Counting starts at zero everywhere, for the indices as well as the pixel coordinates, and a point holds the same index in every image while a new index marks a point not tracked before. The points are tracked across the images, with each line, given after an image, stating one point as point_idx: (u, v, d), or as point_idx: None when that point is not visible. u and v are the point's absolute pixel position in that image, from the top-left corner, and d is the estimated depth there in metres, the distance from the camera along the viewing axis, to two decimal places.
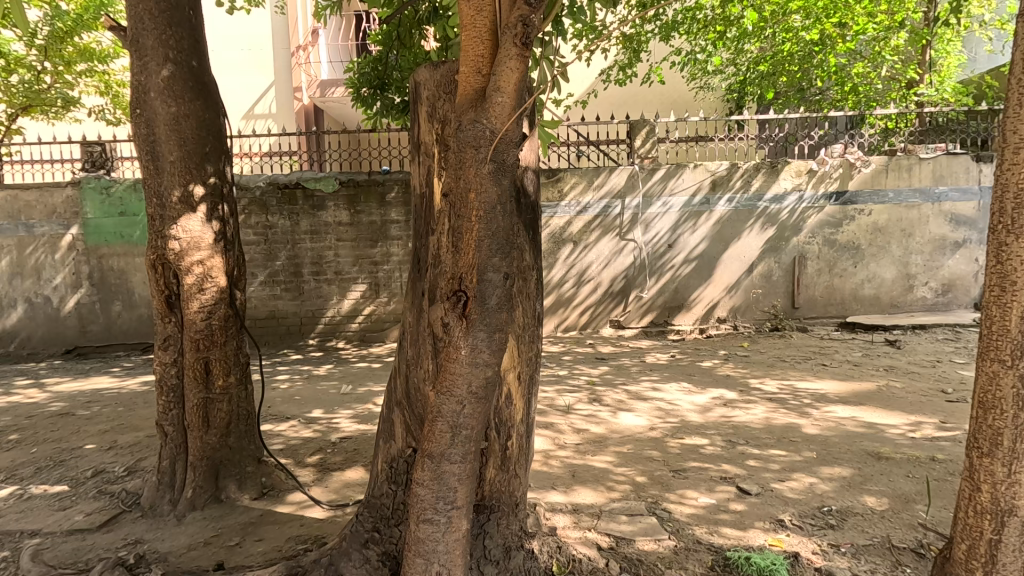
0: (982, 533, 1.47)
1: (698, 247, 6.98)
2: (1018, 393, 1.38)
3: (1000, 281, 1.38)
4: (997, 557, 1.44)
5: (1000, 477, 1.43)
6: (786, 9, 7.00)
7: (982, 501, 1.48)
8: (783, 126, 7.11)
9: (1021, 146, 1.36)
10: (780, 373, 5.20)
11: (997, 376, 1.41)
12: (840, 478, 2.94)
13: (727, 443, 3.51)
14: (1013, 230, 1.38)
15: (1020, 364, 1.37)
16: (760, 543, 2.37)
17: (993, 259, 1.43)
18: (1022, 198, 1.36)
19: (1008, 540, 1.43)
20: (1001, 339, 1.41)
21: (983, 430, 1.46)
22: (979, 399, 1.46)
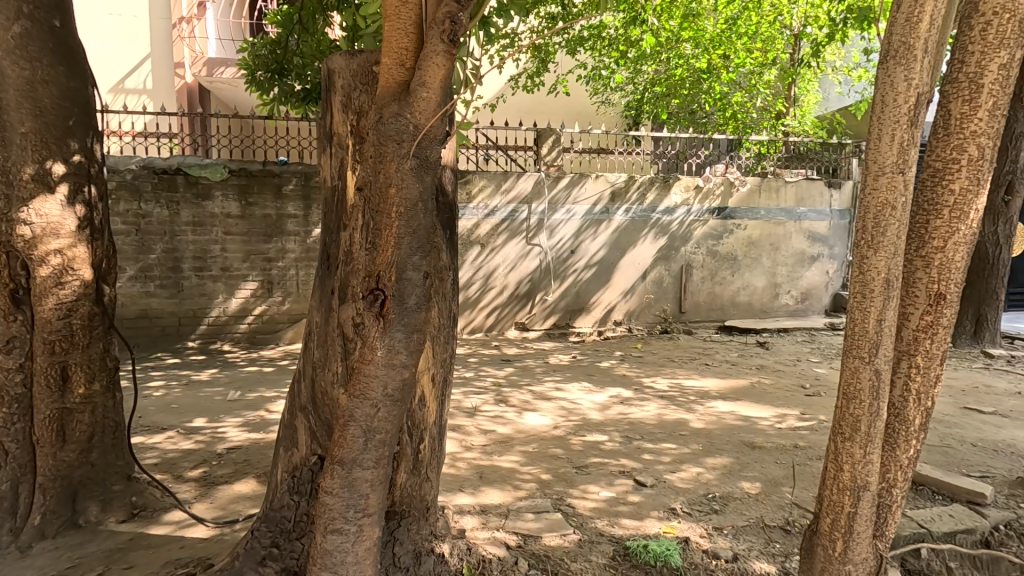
0: (843, 508, 1.53)
1: (598, 253, 7.34)
2: (875, 386, 1.43)
3: (861, 291, 1.40)
4: (854, 528, 1.51)
5: (858, 458, 1.49)
6: (678, 38, 7.51)
7: (843, 479, 1.53)
8: (674, 144, 7.71)
9: (882, 175, 1.37)
10: (670, 372, 5.63)
11: (857, 370, 1.45)
12: (721, 467, 3.25)
13: (624, 439, 3.72)
14: (871, 244, 1.40)
15: (876, 360, 1.41)
16: (654, 530, 2.54)
17: (854, 270, 1.44)
18: (882, 219, 1.37)
19: (864, 512, 1.50)
20: (862, 337, 1.44)
21: (843, 418, 1.50)
22: (843, 390, 1.49)
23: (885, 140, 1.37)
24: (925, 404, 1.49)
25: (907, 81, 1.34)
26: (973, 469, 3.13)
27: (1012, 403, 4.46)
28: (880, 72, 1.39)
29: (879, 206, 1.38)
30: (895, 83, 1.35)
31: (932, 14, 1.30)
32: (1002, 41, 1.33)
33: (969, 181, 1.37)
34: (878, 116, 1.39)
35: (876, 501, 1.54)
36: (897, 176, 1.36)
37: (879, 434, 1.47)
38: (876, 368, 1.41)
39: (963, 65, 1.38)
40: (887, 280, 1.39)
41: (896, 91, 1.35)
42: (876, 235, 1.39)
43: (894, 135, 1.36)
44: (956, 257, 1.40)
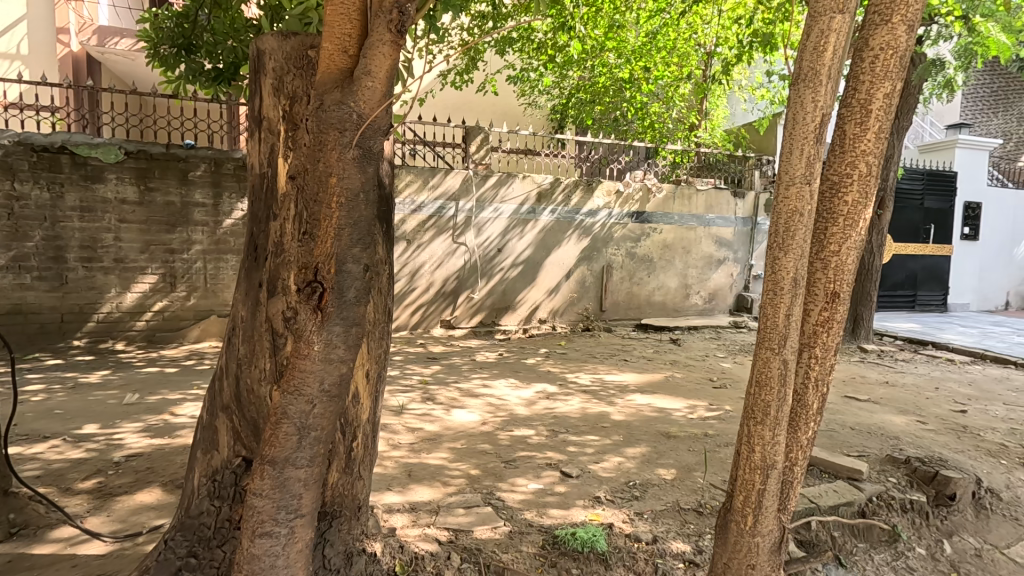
0: (753, 485, 1.65)
1: (525, 253, 7.48)
2: (782, 373, 1.57)
3: (771, 289, 1.53)
4: (762, 503, 1.64)
5: (768, 439, 1.61)
6: (602, 47, 7.77)
7: (754, 458, 1.65)
8: (597, 149, 8.04)
9: (791, 186, 1.51)
10: (591, 367, 5.86)
11: (768, 360, 1.57)
12: (640, 455, 3.45)
13: (550, 432, 3.83)
14: (782, 246, 1.53)
15: (784, 350, 1.54)
16: (581, 518, 2.64)
17: (767, 270, 1.57)
18: (791, 225, 1.50)
19: (771, 488, 1.63)
20: (772, 330, 1.57)
21: (754, 404, 1.62)
22: (756, 378, 1.61)
23: (796, 153, 1.50)
24: (822, 390, 1.64)
25: (812, 103, 1.48)
26: (853, 449, 3.55)
27: (882, 391, 5.10)
28: (791, 93, 1.52)
29: (789, 212, 1.51)
30: (804, 104, 1.49)
31: (834, 46, 1.45)
32: (888, 73, 1.48)
33: (859, 195, 1.53)
34: (790, 132, 1.51)
35: (781, 479, 1.68)
36: (805, 187, 1.49)
37: (784, 418, 1.60)
38: (784, 358, 1.55)
39: (856, 91, 1.52)
40: (794, 279, 1.52)
41: (805, 111, 1.48)
42: (786, 238, 1.52)
43: (802, 150, 1.49)
44: (849, 261, 1.57)
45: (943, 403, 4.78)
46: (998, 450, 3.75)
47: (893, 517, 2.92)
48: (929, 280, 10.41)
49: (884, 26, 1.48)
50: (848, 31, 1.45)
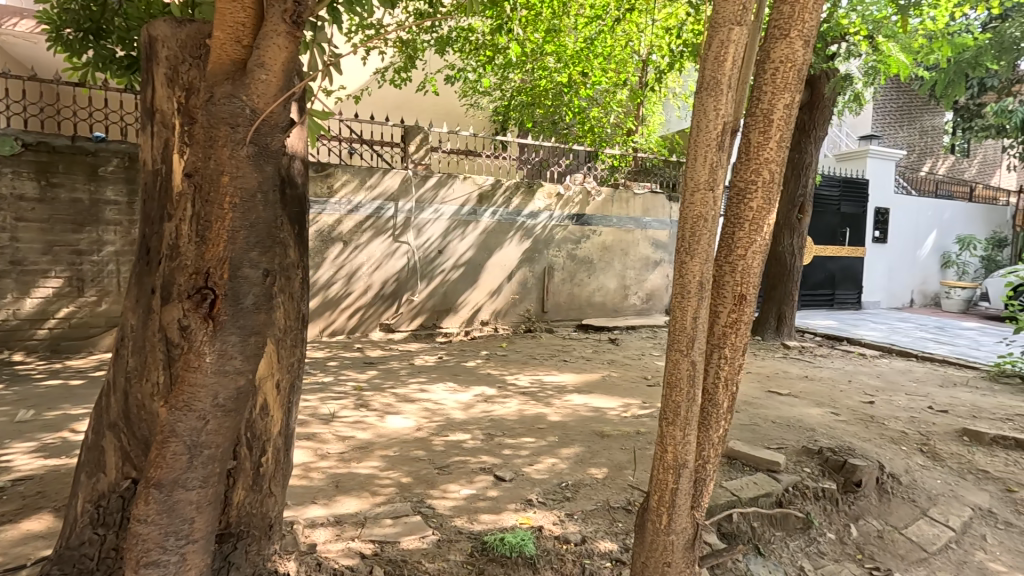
0: (667, 485, 1.68)
1: (466, 254, 7.42)
2: (691, 373, 1.60)
3: (679, 292, 1.57)
4: (675, 501, 1.67)
5: (679, 438, 1.64)
6: (542, 51, 7.87)
7: (667, 458, 1.68)
8: (538, 151, 8.10)
9: (698, 191, 1.54)
10: (531, 369, 5.89)
11: (677, 361, 1.60)
12: (574, 456, 3.48)
13: (486, 436, 3.80)
14: (688, 250, 1.57)
15: (692, 351, 1.58)
16: (511, 523, 2.62)
17: (675, 274, 1.60)
18: (697, 230, 1.54)
19: (683, 486, 1.67)
20: (681, 331, 1.61)
21: (667, 405, 1.65)
22: (667, 379, 1.64)
23: (700, 160, 1.54)
24: (732, 389, 1.69)
25: (715, 111, 1.52)
26: (772, 442, 3.74)
27: (800, 386, 5.42)
28: (696, 101, 1.56)
29: (695, 218, 1.54)
30: (707, 111, 1.53)
31: (733, 57, 1.50)
32: (786, 85, 1.55)
33: (763, 201, 1.60)
34: (694, 139, 1.55)
35: (694, 476, 1.71)
36: (709, 193, 1.54)
37: (695, 417, 1.64)
38: (692, 359, 1.58)
39: (758, 102, 1.59)
40: (700, 282, 1.56)
41: (707, 119, 1.52)
42: (692, 243, 1.56)
43: (705, 157, 1.53)
44: (754, 264, 1.62)
45: (854, 395, 5.14)
46: (900, 437, 4.07)
47: (806, 505, 3.09)
48: (845, 280, 11.19)
49: (782, 41, 1.55)
50: (746, 43, 1.51)
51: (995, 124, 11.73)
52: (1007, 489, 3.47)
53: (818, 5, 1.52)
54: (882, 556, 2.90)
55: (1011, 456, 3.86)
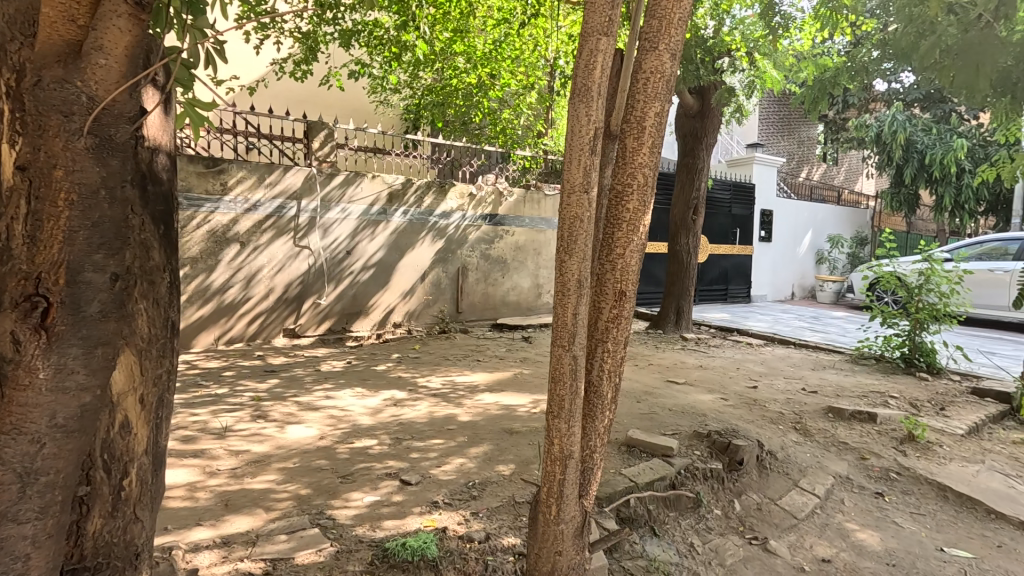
0: (556, 476, 1.74)
1: (376, 255, 7.22)
2: (574, 367, 1.67)
3: (560, 291, 1.62)
4: (563, 492, 1.73)
5: (564, 431, 1.71)
6: (450, 51, 7.85)
7: (555, 450, 1.74)
8: (450, 151, 8.03)
9: (575, 192, 1.60)
10: (443, 370, 5.85)
11: (560, 357, 1.66)
12: (482, 454, 3.50)
13: (393, 440, 3.72)
14: (567, 250, 1.63)
15: (573, 346, 1.65)
16: (415, 526, 2.59)
17: (555, 273, 1.66)
18: (573, 230, 1.61)
19: (570, 476, 1.73)
20: (563, 327, 1.66)
21: (552, 400, 1.70)
22: (552, 374, 1.69)
23: (574, 164, 1.60)
24: (615, 380, 1.78)
25: (586, 116, 1.58)
26: (668, 429, 3.99)
27: (696, 374, 5.83)
28: (569, 106, 1.62)
29: (572, 219, 1.61)
30: (579, 116, 1.59)
31: (602, 65, 1.57)
32: (655, 96, 1.65)
33: (638, 203, 1.70)
34: (569, 142, 1.61)
35: (581, 467, 1.78)
36: (583, 195, 1.60)
37: (579, 409, 1.71)
38: (573, 354, 1.65)
39: (632, 109, 1.68)
40: (579, 280, 1.63)
41: (580, 123, 1.58)
42: (569, 243, 1.62)
43: (580, 160, 1.59)
44: (631, 262, 1.72)
45: (741, 381, 5.62)
46: (778, 417, 4.50)
47: (697, 486, 3.33)
48: (736, 276, 12.21)
49: (652, 53, 1.65)
50: (614, 52, 1.59)
51: (856, 136, 13.33)
52: (861, 457, 3.95)
53: (681, 22, 1.65)
54: (760, 526, 3.20)
55: (866, 427, 4.40)
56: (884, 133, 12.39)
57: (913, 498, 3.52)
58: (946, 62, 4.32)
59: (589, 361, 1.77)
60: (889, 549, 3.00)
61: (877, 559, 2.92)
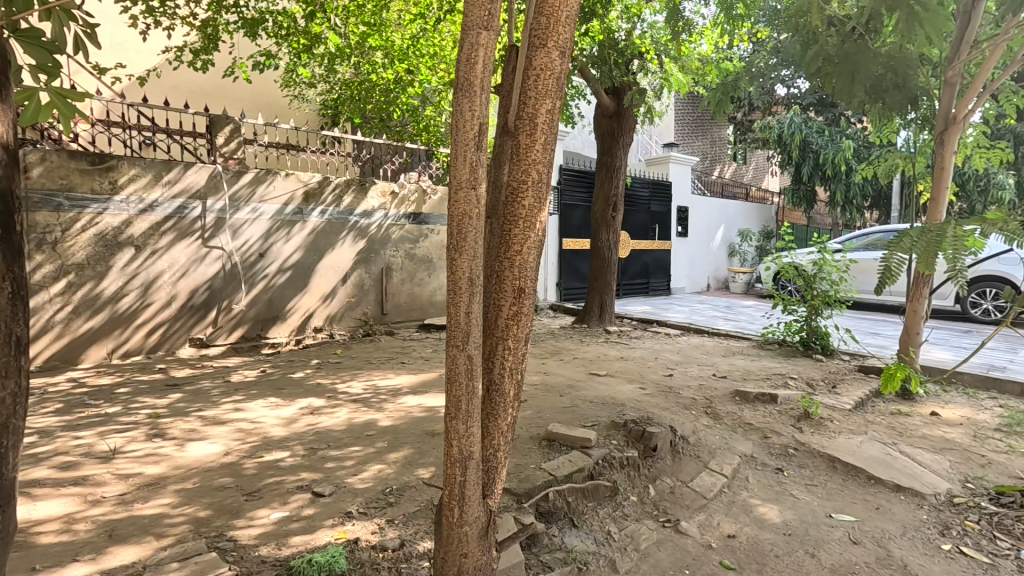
0: (456, 478, 1.71)
1: (293, 256, 6.86)
2: (470, 366, 1.64)
3: (452, 289, 1.59)
4: (464, 493, 1.71)
5: (462, 431, 1.68)
6: (365, 47, 7.53)
7: (454, 452, 1.71)
8: (371, 147, 7.77)
9: (463, 187, 1.57)
10: (366, 374, 5.67)
11: (455, 356, 1.63)
12: (402, 459, 3.41)
13: (306, 451, 3.54)
14: (457, 248, 1.61)
15: (467, 345, 1.62)
16: (325, 540, 2.48)
17: (446, 272, 1.63)
18: (463, 227, 1.58)
19: (471, 477, 1.71)
20: (457, 327, 1.64)
21: (449, 400, 1.67)
22: (448, 375, 1.66)
23: (460, 160, 1.57)
24: (517, 378, 1.77)
25: (470, 111, 1.56)
26: (588, 420, 4.08)
27: (617, 365, 6.03)
28: (454, 100, 1.59)
29: (460, 216, 1.58)
30: (463, 110, 1.57)
31: (483, 59, 1.56)
32: (546, 92, 1.67)
33: (534, 199, 1.70)
34: (454, 137, 1.58)
35: (483, 467, 1.76)
36: (471, 191, 1.58)
37: (477, 409, 1.69)
38: (468, 353, 1.62)
39: (525, 105, 1.68)
40: (470, 278, 1.61)
41: (464, 118, 1.56)
42: (458, 240, 1.60)
43: (465, 156, 1.56)
44: (530, 259, 1.73)
45: (658, 370, 5.88)
46: (691, 403, 4.74)
47: (614, 475, 3.43)
48: (657, 270, 12.76)
49: (542, 50, 1.66)
50: (496, 47, 1.58)
51: (760, 137, 14.30)
52: (764, 436, 4.23)
53: (569, 20, 1.67)
54: (673, 508, 3.34)
55: (768, 408, 4.73)
56: (784, 134, 13.39)
57: (808, 471, 3.80)
58: (828, 69, 4.72)
59: (489, 361, 1.75)
60: (786, 520, 3.22)
61: (776, 530, 3.11)
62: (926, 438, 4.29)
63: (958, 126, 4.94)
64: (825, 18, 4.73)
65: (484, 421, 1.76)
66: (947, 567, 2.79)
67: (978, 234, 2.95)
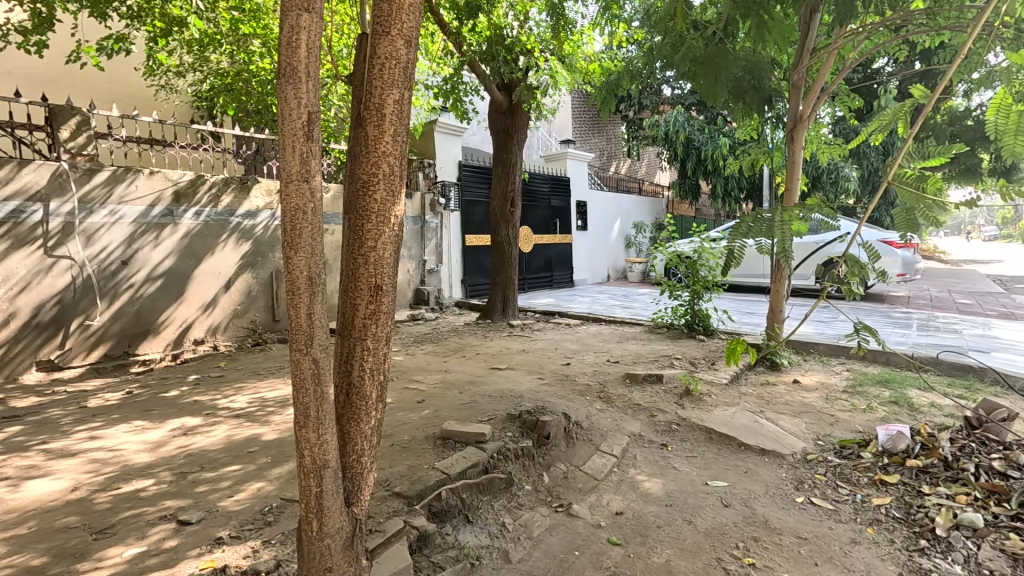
0: (311, 490, 1.72)
1: (164, 263, 6.19)
2: (316, 372, 1.65)
3: (289, 290, 1.60)
4: (322, 504, 1.72)
5: (314, 441, 1.68)
6: (237, 33, 6.99)
7: (308, 464, 1.71)
8: (252, 144, 7.25)
9: (293, 181, 1.59)
10: (252, 386, 5.28)
11: (299, 361, 1.63)
12: (285, 474, 3.20)
13: (174, 477, 3.21)
14: (293, 245, 1.62)
15: (311, 350, 1.63)
16: (188, 572, 2.26)
17: (285, 272, 1.63)
18: (296, 222, 1.60)
19: (327, 487, 1.72)
20: (300, 331, 1.64)
21: (299, 408, 1.67)
22: (294, 384, 1.66)
23: (288, 153, 1.59)
24: (377, 379, 1.81)
25: (296, 100, 1.58)
26: (485, 415, 4.10)
27: (518, 358, 6.13)
28: (279, 88, 1.60)
29: (292, 210, 1.59)
30: (287, 101, 1.58)
31: (307, 43, 1.59)
32: (392, 83, 1.66)
33: (386, 193, 1.72)
34: (282, 128, 1.59)
35: (342, 473, 1.79)
36: (303, 184, 1.60)
37: (330, 416, 1.70)
38: (313, 357, 1.63)
39: (370, 96, 1.67)
40: (308, 277, 1.62)
41: (290, 108, 1.58)
42: (294, 237, 1.61)
43: (294, 147, 1.59)
44: (385, 254, 1.74)
45: (557, 359, 6.06)
46: (585, 390, 4.93)
47: (509, 466, 3.47)
48: (559, 263, 13.14)
49: (385, 38, 1.65)
50: (319, 32, 1.61)
51: (649, 134, 15.20)
52: (651, 415, 4.50)
53: (413, 9, 1.66)
54: (565, 492, 3.44)
55: (655, 388, 5.03)
56: (670, 132, 14.33)
57: (688, 444, 4.09)
58: (694, 70, 4.96)
59: (348, 363, 1.79)
60: (667, 492, 3.44)
61: (658, 503, 3.31)
62: (787, 404, 4.79)
63: (803, 124, 5.56)
64: (689, 22, 5.07)
65: (343, 425, 1.80)
66: (800, 517, 3.13)
67: (803, 217, 3.32)
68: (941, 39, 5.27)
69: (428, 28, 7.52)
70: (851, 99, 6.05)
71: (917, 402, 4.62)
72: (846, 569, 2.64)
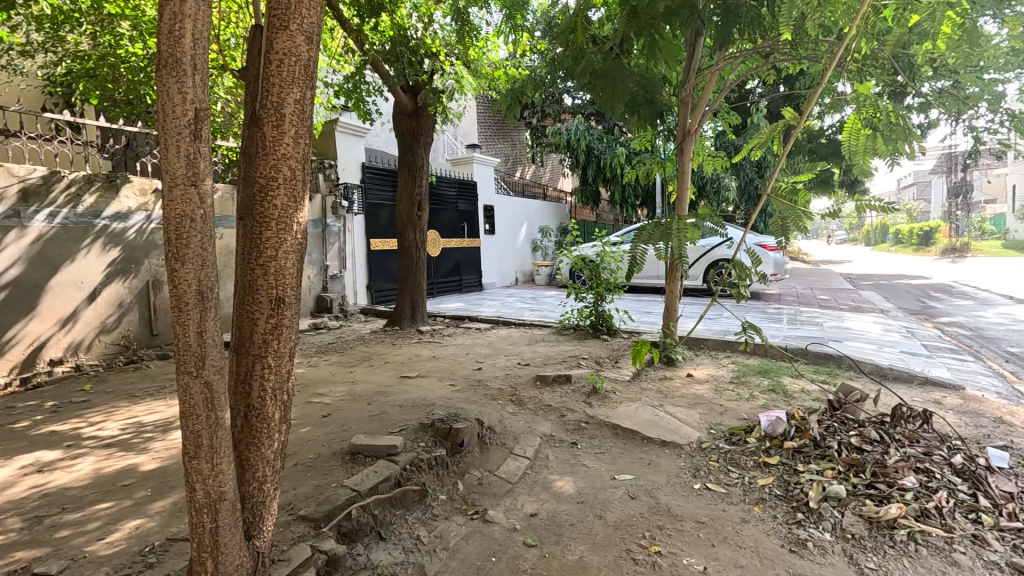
0: (204, 527, 1.56)
1: (7, 272, 5.30)
2: (208, 397, 1.50)
3: (176, 306, 1.44)
4: (217, 541, 1.57)
5: (207, 472, 1.53)
6: (101, 12, 6.23)
7: (200, 499, 1.56)
8: (121, 138, 6.45)
9: (177, 184, 1.44)
10: (126, 409, 4.68)
11: (189, 386, 1.48)
12: (169, 507, 2.86)
13: (26, 523, 2.75)
14: (178, 256, 1.46)
15: (203, 372, 1.48)
16: None
17: (168, 285, 1.47)
18: (182, 229, 1.44)
19: (223, 522, 1.58)
20: (188, 351, 1.49)
21: (188, 438, 1.51)
22: (182, 410, 1.50)
23: (171, 154, 1.44)
24: (280, 399, 1.69)
25: (180, 95, 1.43)
26: (395, 426, 3.97)
27: (428, 365, 6.02)
28: (158, 81, 1.44)
29: (176, 218, 1.44)
30: (170, 95, 1.43)
31: (192, 33, 1.45)
32: (292, 80, 1.56)
33: (287, 198, 1.60)
34: (162, 126, 1.43)
35: (240, 505, 1.65)
36: (189, 189, 1.45)
37: (225, 443, 1.56)
38: (205, 380, 1.48)
39: (267, 93, 1.56)
40: (198, 291, 1.48)
41: (173, 104, 1.43)
42: (180, 247, 1.45)
43: (178, 147, 1.44)
44: (287, 264, 1.63)
45: (468, 364, 6.04)
46: (497, 393, 4.97)
47: (422, 477, 3.38)
48: (467, 266, 13.13)
49: (283, 33, 1.54)
50: (206, 20, 1.48)
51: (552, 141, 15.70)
52: (561, 414, 4.63)
53: (315, 5, 1.57)
54: (481, 499, 3.42)
55: (564, 388, 5.18)
56: (572, 140, 14.92)
57: (596, 441, 4.25)
58: (593, 83, 5.18)
59: (247, 383, 1.65)
60: (579, 489, 3.54)
61: (570, 501, 3.40)
62: (683, 396, 5.16)
63: (690, 137, 6.05)
64: (588, 37, 5.33)
65: (241, 453, 1.66)
66: (698, 502, 3.37)
67: (695, 225, 3.58)
68: (801, 68, 5.97)
69: (326, 24, 7.21)
70: (731, 117, 6.67)
71: (791, 389, 5.19)
72: (737, 547, 2.88)
